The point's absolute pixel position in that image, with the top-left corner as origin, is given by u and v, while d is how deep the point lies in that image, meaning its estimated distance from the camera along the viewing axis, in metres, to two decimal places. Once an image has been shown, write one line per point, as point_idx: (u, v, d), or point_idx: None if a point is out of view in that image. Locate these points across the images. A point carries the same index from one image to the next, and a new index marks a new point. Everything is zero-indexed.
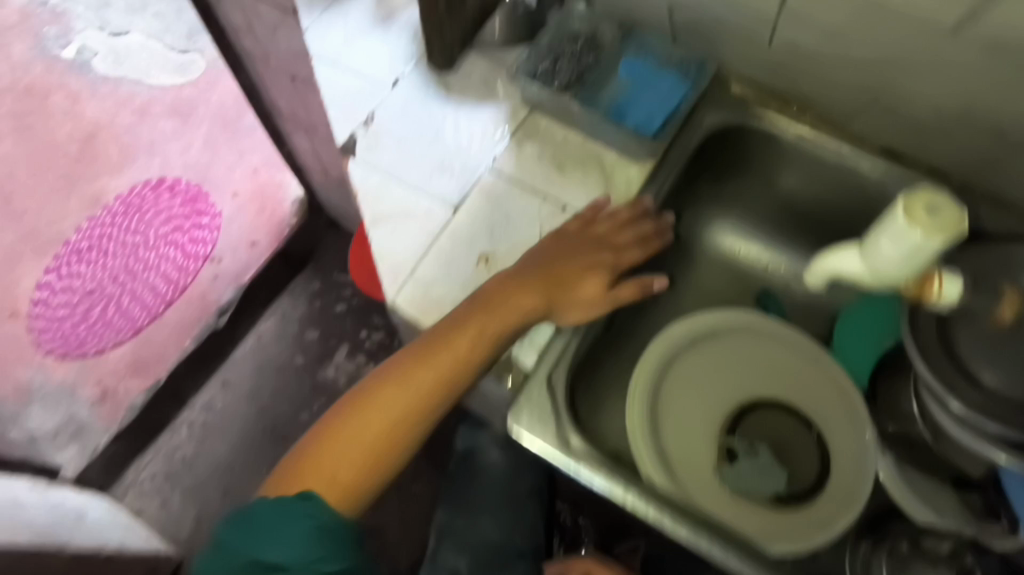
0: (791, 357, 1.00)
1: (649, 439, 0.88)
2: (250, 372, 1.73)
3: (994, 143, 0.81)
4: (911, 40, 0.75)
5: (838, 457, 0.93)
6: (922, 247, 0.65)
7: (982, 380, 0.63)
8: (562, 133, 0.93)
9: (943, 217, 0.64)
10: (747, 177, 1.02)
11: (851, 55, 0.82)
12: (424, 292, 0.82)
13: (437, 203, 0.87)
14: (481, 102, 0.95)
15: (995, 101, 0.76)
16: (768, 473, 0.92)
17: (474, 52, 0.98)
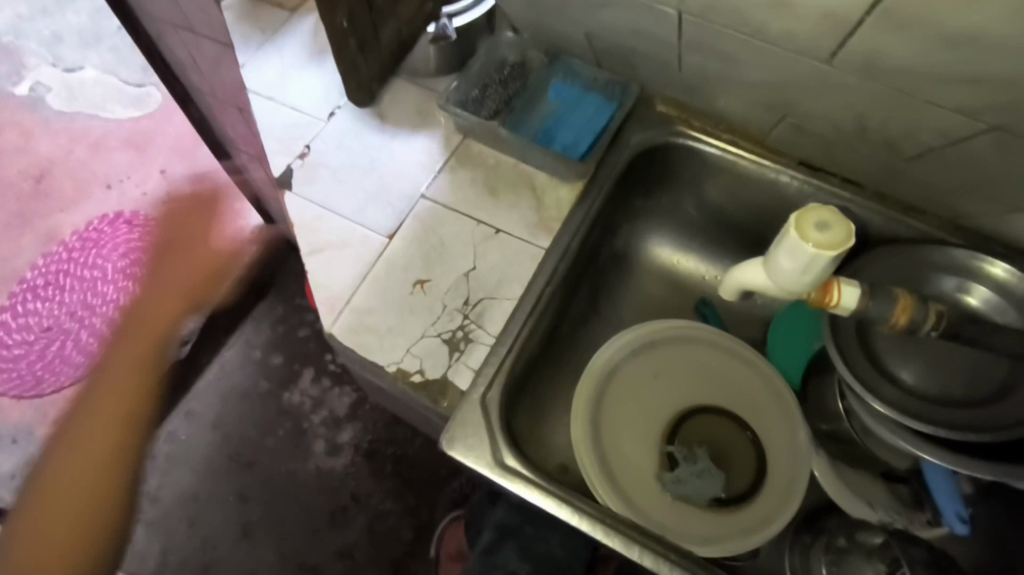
0: (725, 360, 1.01)
1: (593, 453, 0.90)
2: (213, 402, 1.66)
3: (890, 154, 0.84)
4: (802, 72, 0.77)
5: (772, 461, 0.95)
6: (815, 265, 0.59)
7: (901, 377, 0.86)
8: (493, 157, 0.97)
9: (832, 231, 0.57)
10: (676, 191, 1.07)
11: (750, 79, 0.84)
12: (359, 319, 0.84)
13: (372, 231, 0.91)
14: (416, 131, 0.99)
15: (885, 117, 0.78)
16: (706, 477, 0.94)
17: (397, 81, 1.03)
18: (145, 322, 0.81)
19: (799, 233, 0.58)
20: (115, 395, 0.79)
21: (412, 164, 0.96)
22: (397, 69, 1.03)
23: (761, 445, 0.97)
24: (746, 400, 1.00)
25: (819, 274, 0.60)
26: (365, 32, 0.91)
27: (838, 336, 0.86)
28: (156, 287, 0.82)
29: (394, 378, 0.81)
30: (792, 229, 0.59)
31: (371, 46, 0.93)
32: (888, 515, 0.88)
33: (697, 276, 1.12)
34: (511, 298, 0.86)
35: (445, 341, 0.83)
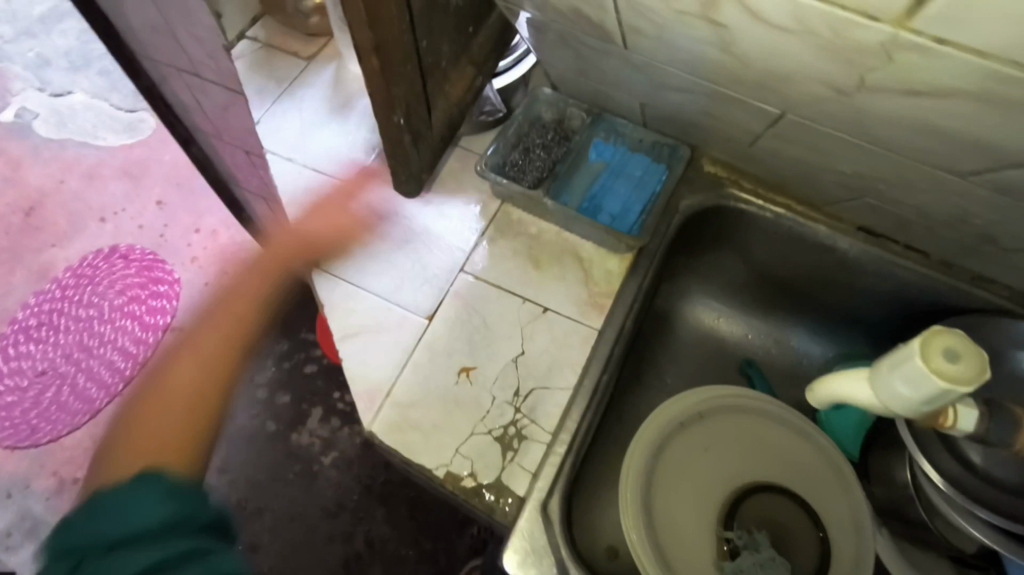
0: (777, 432, 0.96)
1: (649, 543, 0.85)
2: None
3: (980, 240, 0.78)
4: (901, 169, 0.70)
5: (838, 545, 0.89)
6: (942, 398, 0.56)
7: (971, 459, 0.80)
8: (535, 225, 0.90)
9: (965, 364, 0.55)
10: (721, 253, 1.01)
11: (839, 167, 0.78)
12: (402, 415, 0.78)
13: (410, 311, 0.84)
14: (452, 197, 0.93)
15: (996, 219, 0.71)
16: (771, 566, 0.88)
17: (460, 147, 0.97)
18: (237, 297, 0.78)
19: (928, 362, 0.55)
20: (198, 361, 0.72)
21: (449, 235, 0.90)
22: (454, 140, 0.97)
23: (825, 527, 0.91)
24: (804, 475, 0.94)
25: (940, 403, 0.57)
26: (420, 125, 0.81)
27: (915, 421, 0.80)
28: (231, 292, 0.78)
29: (442, 483, 0.74)
30: (919, 353, 0.56)
31: (424, 137, 0.84)
32: None
33: (737, 337, 1.06)
34: (564, 387, 0.79)
35: (497, 438, 0.76)
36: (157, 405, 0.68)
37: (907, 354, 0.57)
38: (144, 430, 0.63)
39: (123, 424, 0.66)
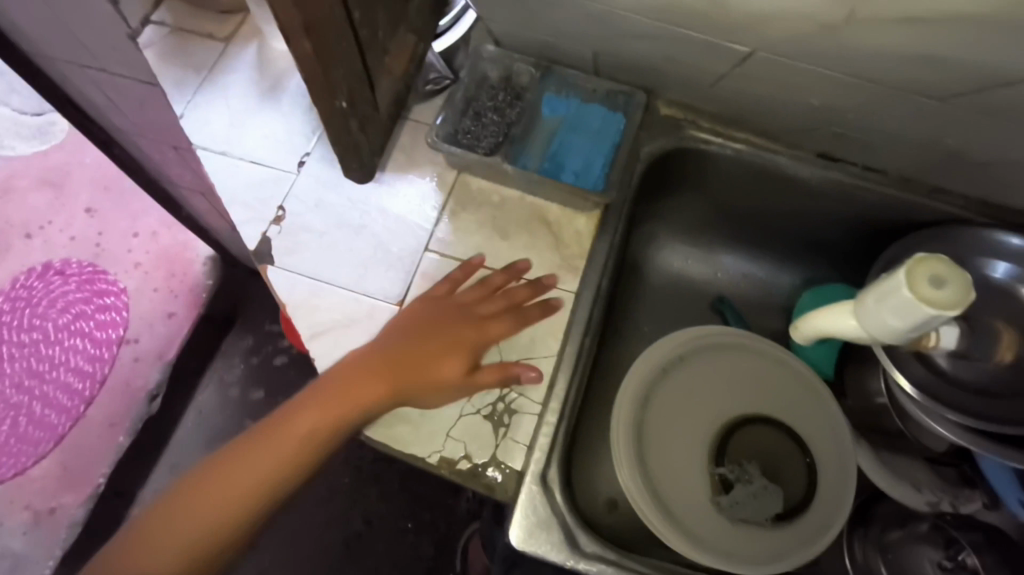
0: (755, 365, 0.98)
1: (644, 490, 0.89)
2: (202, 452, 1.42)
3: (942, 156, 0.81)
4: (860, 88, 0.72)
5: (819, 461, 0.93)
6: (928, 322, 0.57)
7: (940, 366, 0.83)
8: (496, 193, 0.87)
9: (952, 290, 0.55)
10: (684, 195, 1.00)
11: (810, 101, 0.80)
12: (387, 408, 0.75)
13: (379, 300, 0.81)
14: (404, 173, 0.89)
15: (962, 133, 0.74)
16: (764, 494, 0.91)
17: (409, 119, 0.91)
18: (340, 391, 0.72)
19: (915, 290, 0.56)
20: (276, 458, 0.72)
21: (407, 214, 0.86)
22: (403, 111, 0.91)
23: (806, 447, 0.94)
24: (782, 401, 0.97)
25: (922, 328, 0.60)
26: (365, 106, 0.77)
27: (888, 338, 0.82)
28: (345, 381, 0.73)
29: (438, 469, 0.74)
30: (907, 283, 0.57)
31: (371, 117, 0.80)
32: (936, 497, 0.89)
33: (706, 275, 1.07)
34: (548, 355, 0.79)
35: (488, 417, 0.75)
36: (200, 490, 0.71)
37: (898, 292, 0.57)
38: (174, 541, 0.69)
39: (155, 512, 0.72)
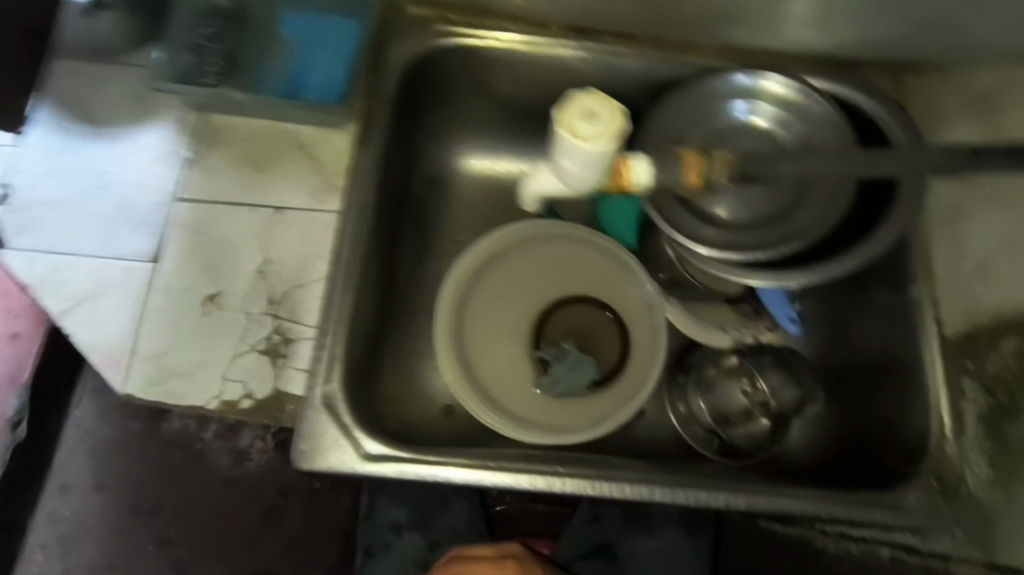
0: (563, 249, 0.99)
1: (467, 389, 0.91)
2: (87, 466, 1.22)
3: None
4: None
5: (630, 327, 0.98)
6: None
7: (716, 214, 0.86)
8: (242, 125, 0.82)
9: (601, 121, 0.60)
10: (461, 95, 0.94)
11: None
12: (158, 367, 0.73)
13: (131, 261, 0.77)
14: (138, 122, 0.82)
15: None
16: (580, 368, 0.95)
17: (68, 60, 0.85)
18: None
19: None
20: None
21: (150, 166, 0.81)
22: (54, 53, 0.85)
23: (622, 319, 0.98)
24: (594, 281, 1.00)
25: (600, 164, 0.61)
26: None
27: (665, 202, 0.83)
28: None
29: (221, 413, 0.73)
30: None
31: None
32: (739, 334, 0.94)
33: (513, 174, 1.02)
34: (317, 279, 0.78)
35: (263, 351, 0.75)
36: None
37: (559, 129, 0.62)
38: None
39: None
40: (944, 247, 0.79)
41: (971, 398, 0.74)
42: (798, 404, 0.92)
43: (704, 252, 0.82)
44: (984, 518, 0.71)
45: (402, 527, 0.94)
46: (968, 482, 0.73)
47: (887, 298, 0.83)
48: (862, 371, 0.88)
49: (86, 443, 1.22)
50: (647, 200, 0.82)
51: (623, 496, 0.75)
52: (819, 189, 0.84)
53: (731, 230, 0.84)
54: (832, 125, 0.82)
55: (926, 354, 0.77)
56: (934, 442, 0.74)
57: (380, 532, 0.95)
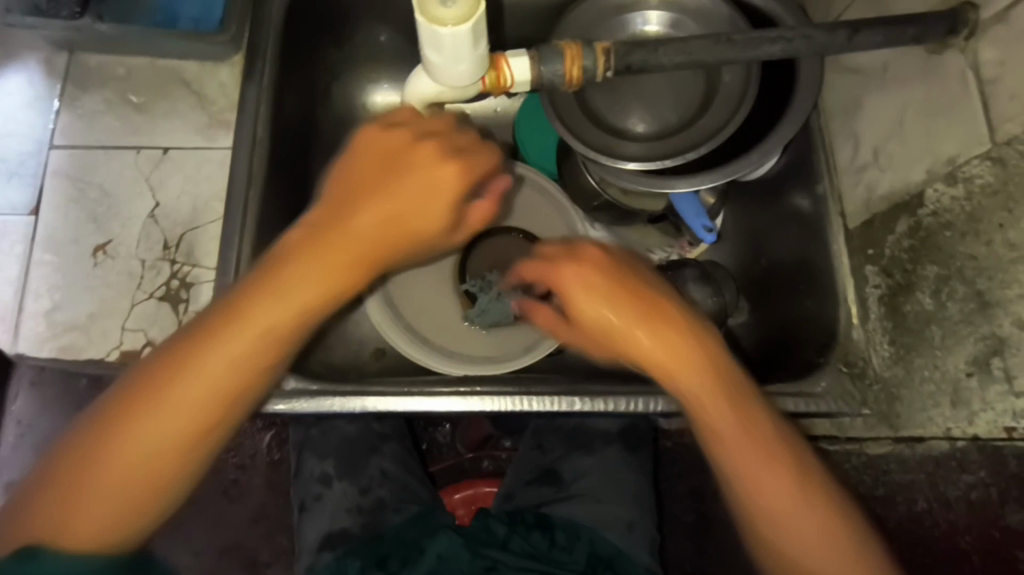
0: None
1: (396, 329, 0.91)
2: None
3: None
4: None
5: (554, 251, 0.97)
6: (460, 71, 0.53)
7: (631, 128, 0.84)
8: (120, 65, 0.77)
9: (461, 3, 0.48)
10: (360, 16, 0.91)
11: None
12: (48, 323, 0.69)
13: (8, 214, 0.72)
14: (3, 68, 0.77)
15: None
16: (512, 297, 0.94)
17: None
18: (120, 461, 0.53)
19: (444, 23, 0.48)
20: (232, 365, 0.54)
21: (19, 113, 0.76)
22: None
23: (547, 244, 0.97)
24: (514, 210, 0.98)
25: (473, 56, 0.52)
26: None
27: (576, 124, 0.82)
28: (143, 422, 0.53)
29: (121, 364, 0.69)
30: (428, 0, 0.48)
31: None
32: (664, 255, 0.98)
33: None
34: (214, 219, 0.74)
35: (161, 298, 0.71)
36: (143, 411, 0.53)
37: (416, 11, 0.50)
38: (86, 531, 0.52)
39: (152, 444, 0.53)
40: (844, 139, 0.80)
41: (874, 283, 0.74)
42: (722, 311, 0.91)
43: (626, 166, 0.81)
44: (891, 396, 0.71)
45: (329, 478, 0.96)
46: (875, 364, 0.73)
47: (802, 202, 0.85)
48: (781, 275, 0.89)
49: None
50: (554, 119, 0.81)
51: (544, 410, 0.77)
52: (724, 92, 0.82)
53: (648, 142, 0.84)
54: (729, 21, 0.78)
55: (834, 248, 0.79)
56: (841, 330, 0.77)
57: (311, 485, 0.96)
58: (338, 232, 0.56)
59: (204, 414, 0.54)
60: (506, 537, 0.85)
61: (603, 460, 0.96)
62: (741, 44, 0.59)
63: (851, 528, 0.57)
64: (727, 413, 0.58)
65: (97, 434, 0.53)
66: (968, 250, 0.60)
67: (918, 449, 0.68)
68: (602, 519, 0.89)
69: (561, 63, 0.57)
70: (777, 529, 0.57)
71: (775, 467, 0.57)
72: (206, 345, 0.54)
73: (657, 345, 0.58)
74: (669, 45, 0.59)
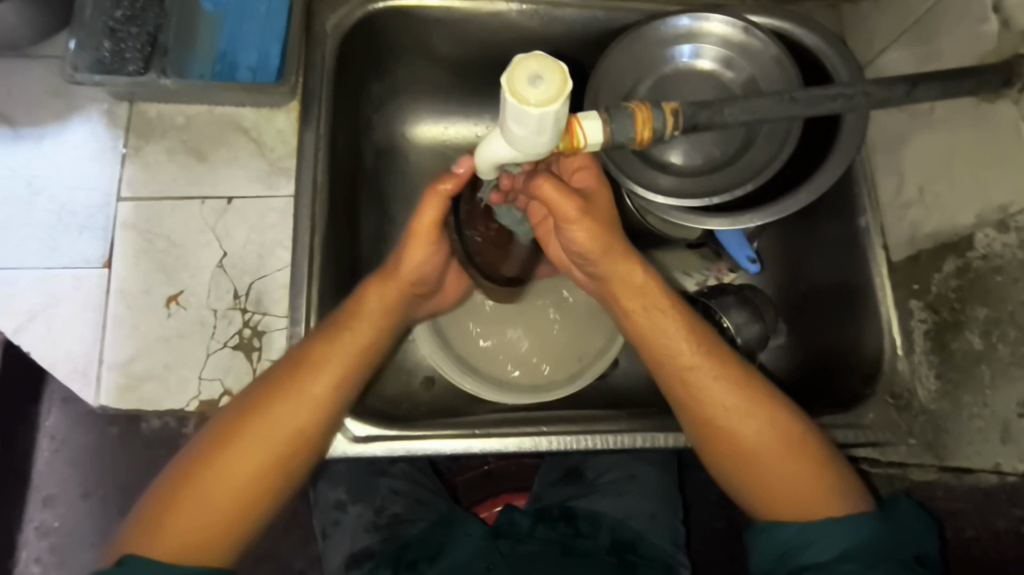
0: None
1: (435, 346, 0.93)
2: (71, 473, 1.17)
3: None
4: None
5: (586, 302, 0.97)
6: (542, 141, 0.54)
7: (670, 162, 0.87)
8: (181, 114, 0.78)
9: (549, 84, 0.50)
10: (404, 62, 0.91)
11: None
12: (126, 374, 0.72)
13: (81, 268, 0.74)
14: (65, 119, 0.79)
15: None
16: (539, 349, 0.98)
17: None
18: (223, 471, 0.65)
19: (534, 99, 0.50)
20: (306, 401, 0.68)
21: (84, 167, 0.77)
22: None
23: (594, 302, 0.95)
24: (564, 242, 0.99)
25: (556, 130, 0.53)
26: None
27: (619, 157, 0.83)
28: (237, 444, 0.66)
29: (201, 413, 0.72)
30: (516, 83, 0.50)
31: None
32: (702, 278, 1.01)
33: (469, 138, 1.01)
34: (282, 266, 0.76)
35: (235, 347, 0.73)
36: (242, 435, 0.66)
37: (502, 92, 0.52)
38: (179, 542, 0.62)
39: (237, 470, 0.65)
40: (886, 175, 0.82)
41: (919, 318, 0.78)
42: (763, 337, 0.92)
43: (662, 201, 0.81)
44: (936, 427, 0.76)
45: (343, 503, 1.00)
46: (920, 395, 0.78)
47: (840, 233, 0.87)
48: (821, 302, 0.90)
49: (65, 452, 1.18)
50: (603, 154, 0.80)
51: (607, 448, 0.80)
52: (767, 131, 0.85)
53: (686, 179, 0.85)
54: (775, 63, 0.82)
55: (877, 281, 0.82)
56: (887, 361, 0.80)
57: (327, 513, 1.00)
58: (402, 269, 0.73)
59: (298, 428, 0.68)
60: (530, 527, 0.91)
61: (626, 457, 1.02)
62: (806, 104, 0.62)
63: (842, 477, 0.68)
64: (719, 373, 0.70)
65: (222, 441, 0.66)
66: (1020, 297, 0.65)
67: (966, 479, 0.72)
68: (625, 510, 0.95)
69: (633, 123, 0.60)
70: (774, 480, 0.68)
71: (771, 417, 0.69)
72: (310, 365, 0.69)
73: (661, 314, 0.72)
74: (734, 104, 0.62)
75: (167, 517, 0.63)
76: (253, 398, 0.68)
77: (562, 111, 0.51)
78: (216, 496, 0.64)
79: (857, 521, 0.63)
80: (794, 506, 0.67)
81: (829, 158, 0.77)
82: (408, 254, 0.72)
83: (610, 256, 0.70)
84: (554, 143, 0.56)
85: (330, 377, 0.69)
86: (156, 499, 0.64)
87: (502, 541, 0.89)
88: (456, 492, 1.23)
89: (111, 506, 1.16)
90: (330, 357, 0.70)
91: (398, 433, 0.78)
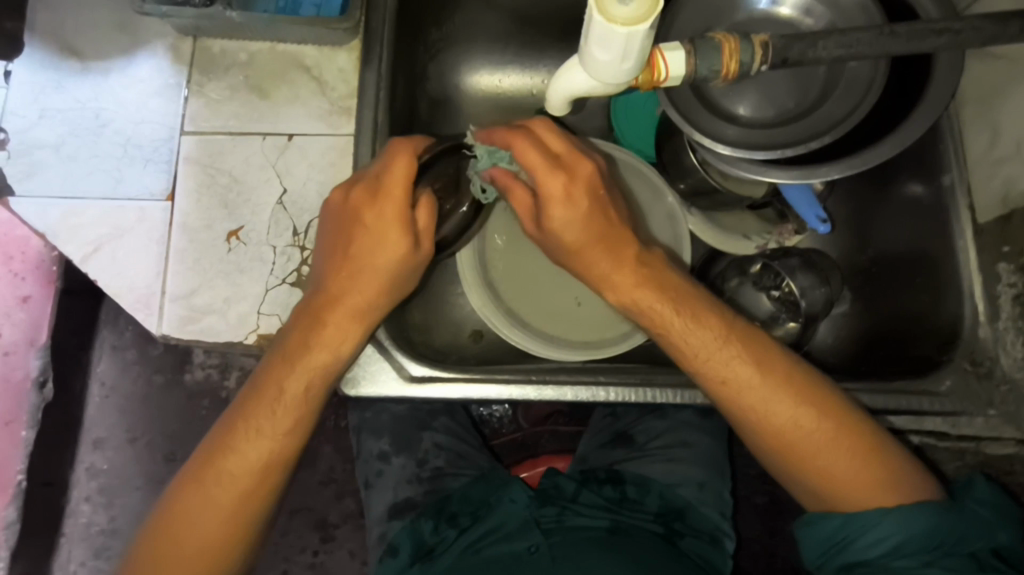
0: (613, 171, 0.91)
1: (487, 294, 0.90)
2: (118, 418, 1.20)
3: None
4: None
5: (686, 252, 0.90)
6: (623, 65, 0.52)
7: (739, 112, 0.79)
8: (243, 51, 0.78)
9: (637, 3, 0.47)
10: (464, 5, 0.88)
11: None
12: (187, 306, 0.72)
13: (145, 200, 0.75)
14: (131, 53, 0.78)
15: None
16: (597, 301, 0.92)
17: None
18: (189, 517, 0.64)
19: (617, 17, 0.47)
20: (266, 434, 0.66)
21: (149, 102, 0.77)
22: None
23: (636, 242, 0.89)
24: (626, 201, 0.90)
25: (640, 55, 0.51)
26: None
27: (689, 100, 0.75)
28: (205, 490, 0.64)
29: (258, 346, 0.73)
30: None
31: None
32: (763, 241, 0.93)
33: (524, 90, 0.96)
34: None
35: (293, 284, 0.74)
36: (210, 477, 0.65)
37: (587, 12, 0.50)
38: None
39: (205, 513, 0.64)
40: (978, 130, 0.78)
41: (1007, 283, 0.74)
42: (827, 301, 0.88)
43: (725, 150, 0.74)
44: (1019, 398, 0.74)
45: (387, 454, 1.00)
46: (1002, 364, 0.74)
47: (920, 192, 0.81)
48: (896, 268, 0.85)
49: (114, 399, 1.20)
50: (666, 98, 0.74)
51: (667, 401, 0.78)
52: (848, 78, 0.78)
53: (755, 127, 0.78)
54: (859, 8, 0.75)
55: (960, 243, 0.77)
56: (966, 329, 0.76)
57: (371, 463, 1.00)
58: (342, 302, 0.68)
59: (271, 462, 0.66)
60: (575, 492, 0.89)
61: (677, 423, 0.99)
62: (907, 37, 0.58)
63: (892, 467, 0.65)
64: (733, 365, 0.67)
65: (192, 481, 0.65)
66: None
67: None
68: (674, 477, 0.94)
69: (719, 56, 0.57)
70: (828, 476, 0.65)
71: (790, 401, 0.66)
72: (273, 398, 0.67)
73: (649, 300, 0.69)
74: (829, 37, 0.58)
75: (152, 552, 0.64)
76: (221, 434, 0.66)
77: (650, 33, 0.49)
78: (194, 542, 0.64)
79: (912, 513, 0.61)
80: (827, 488, 0.65)
81: (917, 109, 0.70)
82: (383, 245, 0.67)
83: (596, 260, 0.69)
84: (637, 72, 0.54)
85: (291, 399, 0.67)
86: (146, 538, 0.65)
87: (547, 509, 0.87)
88: (496, 454, 1.23)
89: (160, 450, 1.19)
90: (282, 388, 0.67)
91: (455, 375, 0.78)
